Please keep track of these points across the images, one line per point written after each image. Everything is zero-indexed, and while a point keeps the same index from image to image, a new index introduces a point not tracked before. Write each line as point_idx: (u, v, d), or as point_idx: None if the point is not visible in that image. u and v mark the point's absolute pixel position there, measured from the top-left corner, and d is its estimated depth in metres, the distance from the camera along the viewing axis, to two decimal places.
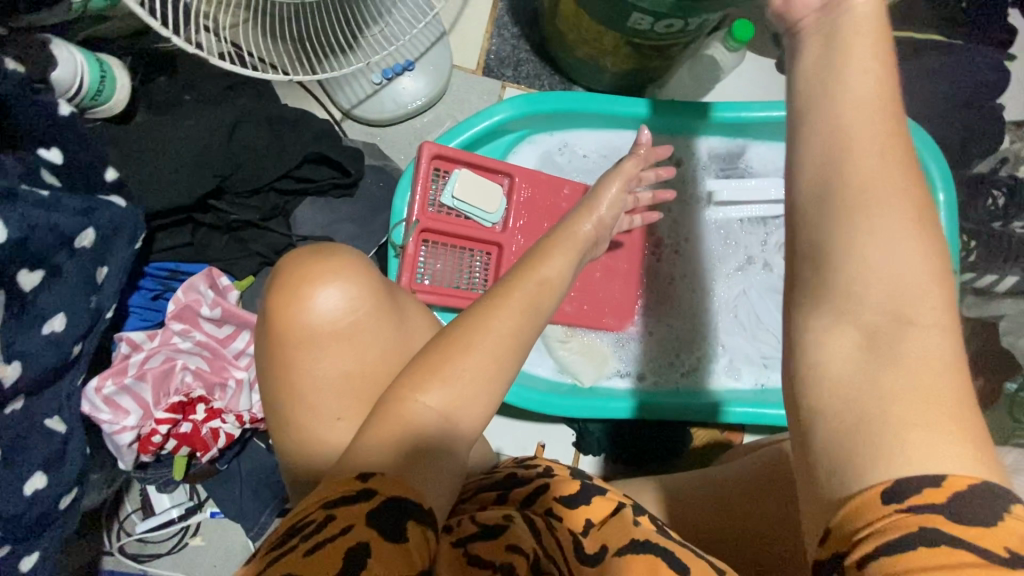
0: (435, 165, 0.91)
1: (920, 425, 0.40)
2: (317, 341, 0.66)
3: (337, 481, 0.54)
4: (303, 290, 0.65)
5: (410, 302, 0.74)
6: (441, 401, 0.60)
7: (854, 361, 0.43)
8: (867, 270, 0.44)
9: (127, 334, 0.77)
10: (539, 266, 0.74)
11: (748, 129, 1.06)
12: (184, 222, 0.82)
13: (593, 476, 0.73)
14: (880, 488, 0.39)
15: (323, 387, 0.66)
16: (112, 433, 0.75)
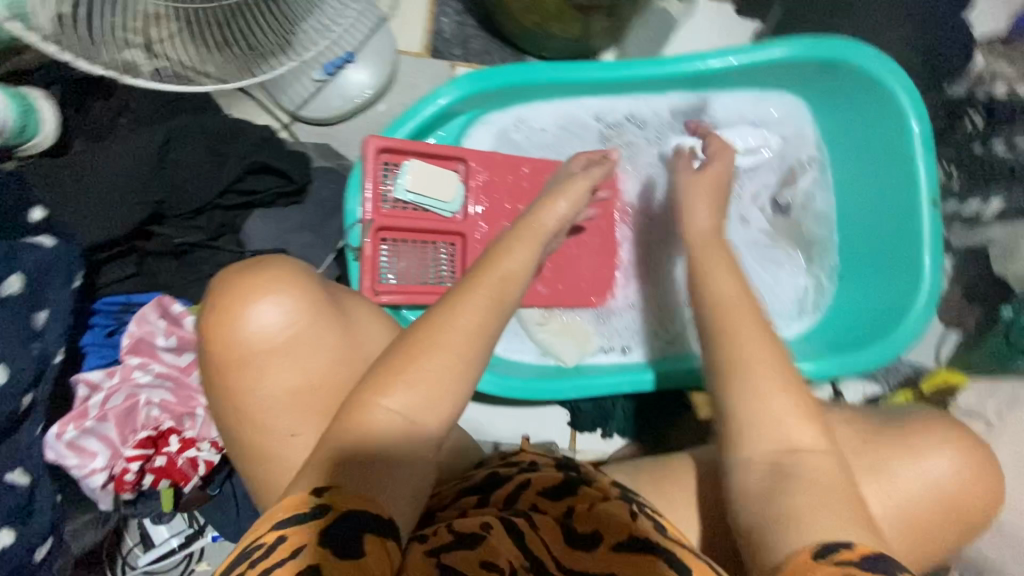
0: (384, 159, 0.87)
1: (822, 510, 0.53)
2: (260, 357, 0.65)
3: (288, 500, 0.53)
4: (237, 310, 0.65)
5: (359, 305, 0.73)
6: (406, 404, 0.57)
7: (765, 479, 0.57)
8: (760, 414, 0.60)
9: (83, 376, 0.75)
10: (502, 257, 0.71)
11: (708, 80, 1.01)
12: (129, 252, 0.79)
13: (578, 466, 0.73)
14: (807, 550, 0.50)
15: (273, 402, 0.65)
16: (82, 477, 0.73)
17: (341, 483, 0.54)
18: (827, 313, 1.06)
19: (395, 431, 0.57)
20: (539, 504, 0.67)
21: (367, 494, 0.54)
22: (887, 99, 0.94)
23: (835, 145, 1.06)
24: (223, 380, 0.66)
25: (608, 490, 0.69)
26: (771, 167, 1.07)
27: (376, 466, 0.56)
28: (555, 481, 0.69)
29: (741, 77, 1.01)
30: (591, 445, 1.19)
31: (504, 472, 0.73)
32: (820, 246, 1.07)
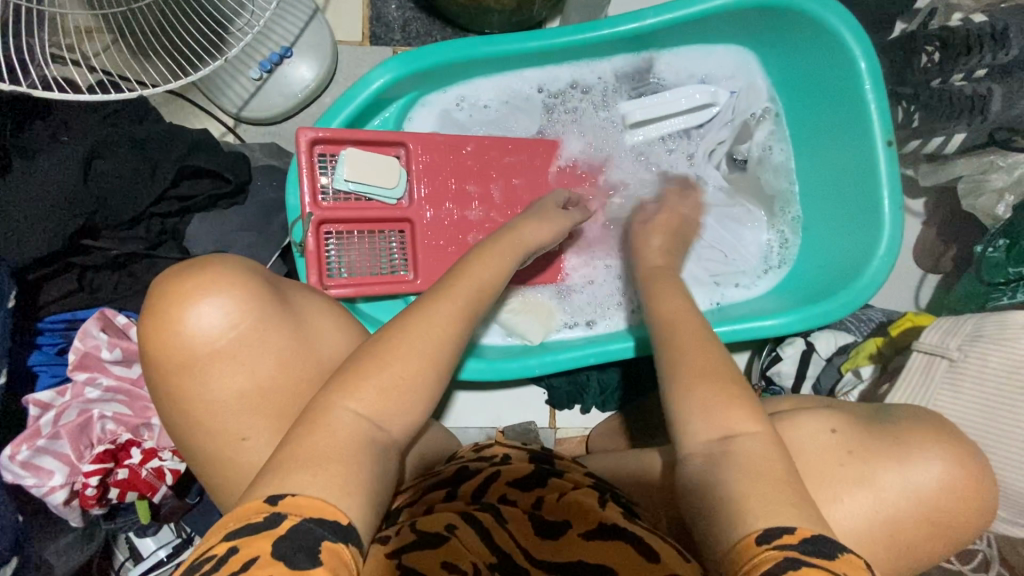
0: (319, 151, 0.86)
1: (761, 496, 0.51)
2: (205, 359, 0.64)
3: (244, 507, 0.49)
4: (179, 312, 0.63)
5: (308, 300, 0.72)
6: (369, 405, 0.57)
7: (702, 470, 0.56)
8: (702, 399, 0.59)
9: (33, 396, 0.74)
10: (467, 269, 0.72)
11: (650, 40, 0.98)
12: (69, 269, 0.78)
13: (547, 460, 0.76)
14: (752, 535, 0.49)
15: (222, 404, 0.64)
16: (43, 496, 0.73)
17: (302, 490, 0.50)
18: (793, 265, 1.04)
19: (359, 432, 0.56)
20: (508, 495, 0.68)
21: (330, 502, 0.50)
22: (834, 38, 0.91)
23: (788, 94, 1.03)
24: (170, 386, 0.65)
25: (581, 481, 0.71)
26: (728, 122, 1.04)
27: (344, 470, 0.53)
28: (530, 477, 0.70)
29: (684, 33, 0.98)
30: (571, 422, 1.20)
31: (474, 470, 0.72)
32: (781, 198, 1.05)
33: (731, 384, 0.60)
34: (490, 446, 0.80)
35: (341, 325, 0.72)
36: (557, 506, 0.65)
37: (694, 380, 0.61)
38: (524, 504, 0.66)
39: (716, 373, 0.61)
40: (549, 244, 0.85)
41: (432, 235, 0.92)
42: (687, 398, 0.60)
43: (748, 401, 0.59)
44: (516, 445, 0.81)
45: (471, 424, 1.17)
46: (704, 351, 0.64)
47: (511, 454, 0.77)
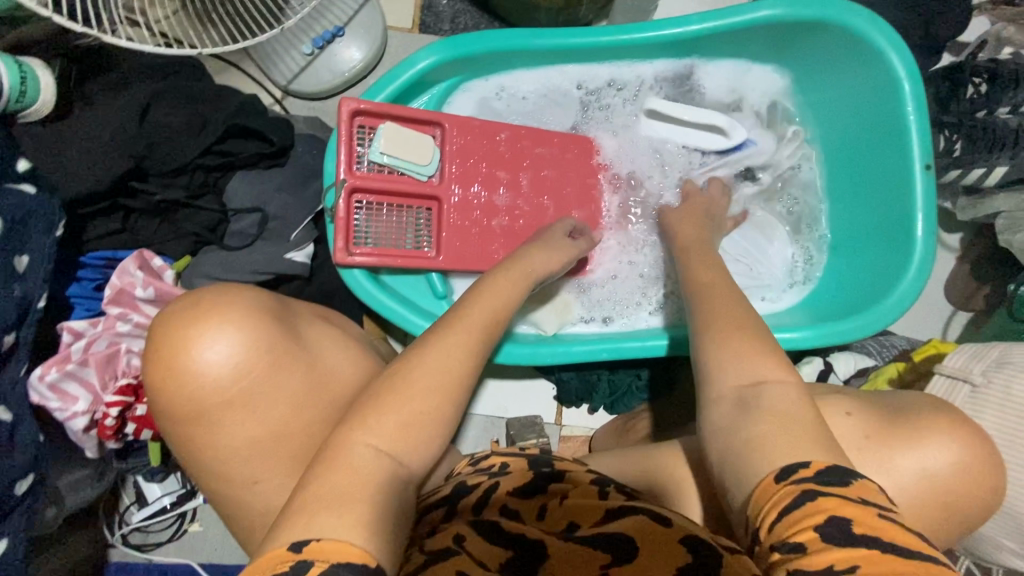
0: (359, 122, 0.89)
1: (774, 437, 0.50)
2: (214, 407, 0.60)
3: (264, 559, 0.49)
4: (183, 358, 0.58)
5: (318, 333, 0.68)
6: (387, 441, 0.59)
7: (732, 411, 0.54)
8: (731, 353, 0.57)
9: (68, 323, 0.78)
10: (475, 303, 0.73)
11: (692, 46, 0.99)
12: (115, 209, 0.82)
13: (550, 462, 0.72)
14: (772, 474, 0.47)
15: (235, 449, 0.61)
16: (64, 420, 0.76)
17: (322, 533, 0.50)
18: (815, 284, 1.04)
19: (381, 468, 0.57)
20: (509, 505, 0.65)
21: (353, 544, 0.50)
22: (880, 61, 0.91)
23: (823, 113, 1.03)
24: (177, 430, 0.61)
25: (580, 481, 0.69)
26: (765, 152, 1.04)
27: (365, 511, 0.53)
28: (526, 485, 0.68)
29: (728, 44, 0.99)
30: (577, 421, 1.20)
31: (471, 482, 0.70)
32: (809, 216, 1.05)
33: (764, 338, 0.58)
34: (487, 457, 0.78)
35: (351, 360, 0.69)
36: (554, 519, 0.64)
37: (726, 329, 0.60)
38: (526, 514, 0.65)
39: (747, 326, 0.60)
40: (556, 276, 0.86)
41: (458, 216, 0.94)
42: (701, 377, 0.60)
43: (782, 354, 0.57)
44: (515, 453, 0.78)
45: (478, 411, 1.18)
46: (732, 306, 0.63)
47: (510, 459, 0.73)
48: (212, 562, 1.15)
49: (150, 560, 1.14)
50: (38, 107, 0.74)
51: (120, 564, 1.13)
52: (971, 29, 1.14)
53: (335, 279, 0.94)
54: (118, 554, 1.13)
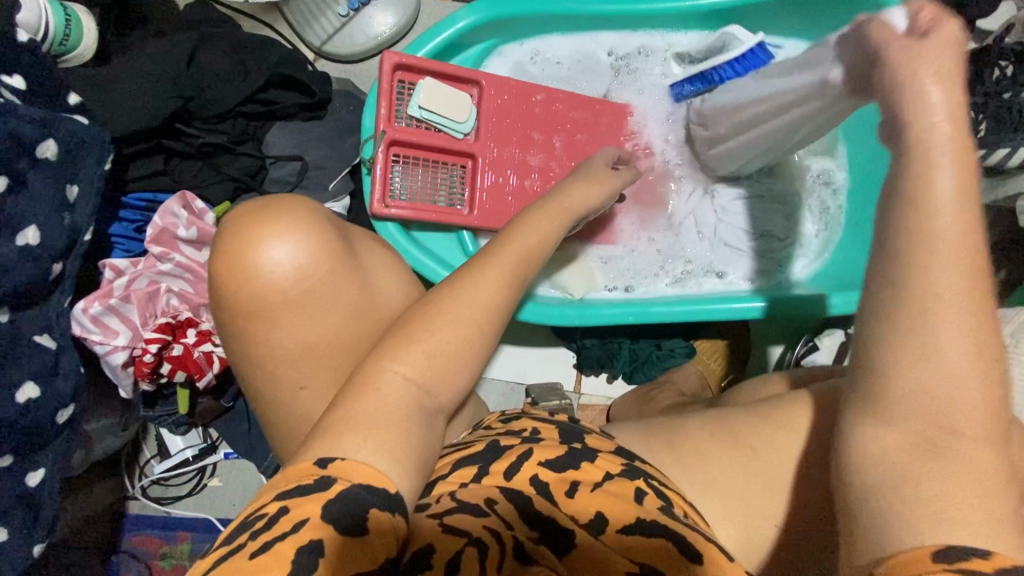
0: (399, 77, 0.91)
1: (956, 502, 0.44)
2: (275, 306, 0.62)
3: (293, 468, 0.53)
4: (251, 254, 0.61)
5: (373, 252, 0.70)
6: (416, 370, 0.60)
7: (913, 449, 0.46)
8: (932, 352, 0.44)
9: (110, 261, 0.80)
10: (512, 238, 0.71)
11: (728, 16, 1.01)
12: (158, 151, 0.83)
13: (585, 434, 0.67)
14: (930, 548, 0.43)
15: (286, 352, 0.64)
16: (104, 354, 0.77)
17: (349, 454, 0.53)
18: (833, 249, 1.04)
19: (410, 398, 0.58)
20: (540, 476, 0.61)
21: (379, 471, 0.53)
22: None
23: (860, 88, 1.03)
24: (235, 330, 0.64)
25: (612, 467, 0.62)
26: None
27: (397, 438, 0.55)
28: (561, 456, 0.62)
29: (764, 16, 1.01)
30: (595, 390, 1.20)
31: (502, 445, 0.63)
32: (833, 187, 1.06)
33: (984, 332, 0.44)
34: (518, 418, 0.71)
35: (401, 283, 0.71)
36: (580, 499, 0.59)
37: (945, 304, 0.44)
38: (555, 490, 0.60)
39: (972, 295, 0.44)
40: (596, 208, 0.84)
41: (492, 174, 0.95)
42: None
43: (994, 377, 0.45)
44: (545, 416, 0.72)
45: (499, 376, 1.19)
46: (968, 256, 0.44)
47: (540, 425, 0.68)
48: (229, 518, 1.15)
49: (168, 513, 1.15)
50: (81, 52, 0.78)
51: (139, 515, 1.15)
52: (997, 14, 1.15)
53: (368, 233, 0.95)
54: (137, 505, 1.15)
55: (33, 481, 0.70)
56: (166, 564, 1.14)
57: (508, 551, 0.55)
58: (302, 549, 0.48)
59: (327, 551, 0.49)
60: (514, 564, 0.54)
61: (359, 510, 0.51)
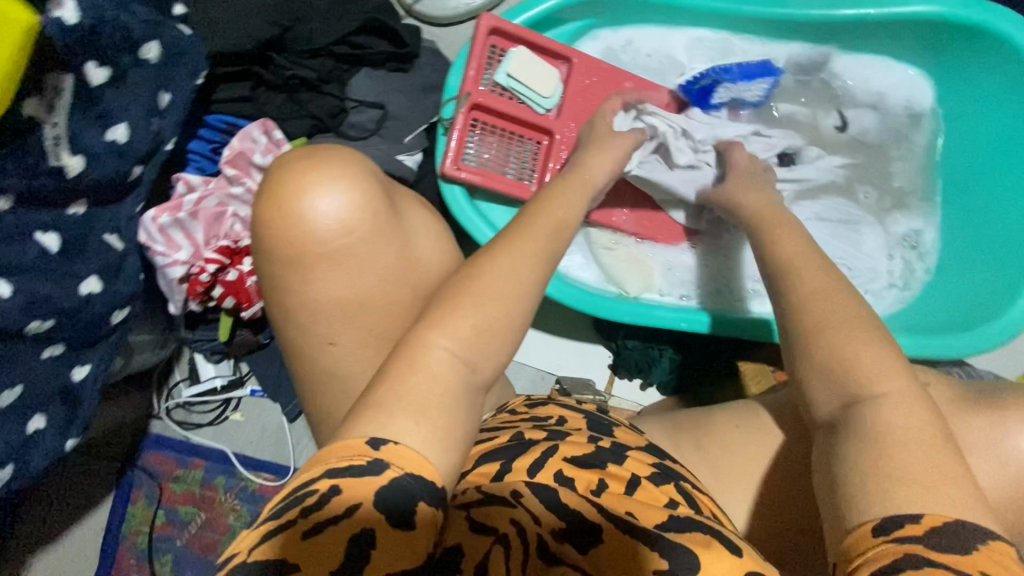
0: (492, 42, 0.90)
1: (913, 482, 0.49)
2: (314, 258, 0.64)
3: (343, 444, 0.50)
4: (300, 198, 0.63)
5: (416, 215, 0.73)
6: (462, 346, 0.56)
7: (851, 442, 0.54)
8: (840, 368, 0.56)
9: (184, 175, 0.81)
10: (538, 210, 0.68)
11: (839, 30, 0.95)
12: (246, 77, 0.84)
13: (603, 433, 0.72)
14: (870, 525, 0.49)
15: (344, 300, 0.66)
16: (164, 266, 0.77)
17: (401, 438, 0.50)
18: (911, 300, 0.98)
19: (455, 376, 0.55)
20: (564, 471, 0.63)
21: (426, 459, 0.51)
22: None
23: (954, 132, 1.00)
24: (297, 262, 0.65)
25: (641, 468, 0.65)
26: (875, 162, 1.02)
27: (444, 422, 0.53)
28: (588, 455, 0.65)
29: (874, 36, 0.96)
30: (626, 394, 1.16)
31: (527, 438, 0.67)
32: (916, 232, 1.00)
33: (874, 340, 0.57)
34: (545, 405, 0.78)
35: (447, 254, 0.74)
36: (609, 500, 0.61)
37: (835, 340, 0.58)
38: (580, 485, 0.62)
39: (854, 327, 0.58)
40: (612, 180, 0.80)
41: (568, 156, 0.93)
42: (799, 328, 0.59)
43: (898, 379, 0.55)
44: (572, 405, 0.79)
45: (530, 362, 1.17)
46: (831, 300, 0.60)
47: (567, 416, 0.76)
48: (245, 454, 1.17)
49: (187, 438, 1.17)
50: None
51: (159, 436, 1.17)
52: None
53: (432, 195, 0.93)
54: (159, 425, 1.18)
55: (77, 375, 0.70)
56: (178, 488, 1.17)
57: (532, 551, 0.56)
58: (352, 538, 0.47)
59: (377, 542, 0.48)
60: (540, 562, 0.56)
61: (410, 498, 0.49)
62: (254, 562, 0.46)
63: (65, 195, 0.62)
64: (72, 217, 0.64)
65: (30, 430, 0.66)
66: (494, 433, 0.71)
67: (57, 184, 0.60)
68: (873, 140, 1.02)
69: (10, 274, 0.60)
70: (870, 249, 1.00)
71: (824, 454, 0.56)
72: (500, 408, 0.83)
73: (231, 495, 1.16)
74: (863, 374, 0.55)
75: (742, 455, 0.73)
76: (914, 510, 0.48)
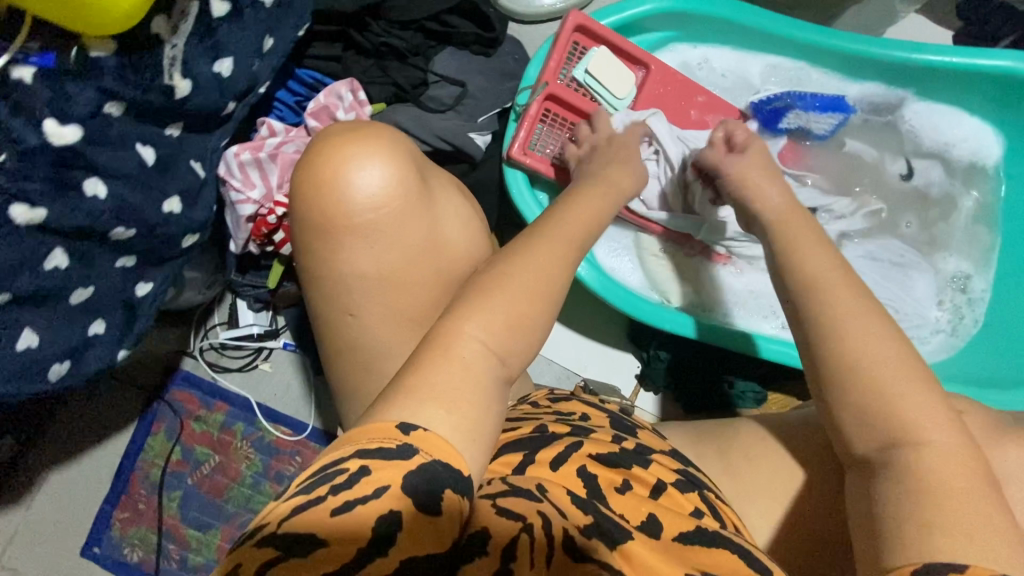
0: (575, 38, 0.92)
1: (961, 528, 0.49)
2: (339, 228, 0.66)
3: (372, 426, 0.50)
4: (341, 169, 0.65)
5: (449, 197, 0.75)
6: (493, 339, 0.57)
7: (890, 481, 0.54)
8: (890, 397, 0.56)
9: (269, 120, 0.85)
10: (561, 214, 0.70)
11: (917, 76, 0.96)
12: (340, 39, 0.88)
13: (626, 434, 0.72)
14: (909, 568, 0.49)
15: (394, 263, 0.68)
16: (236, 202, 0.81)
17: (431, 425, 0.51)
18: (955, 350, 0.97)
19: (489, 368, 0.57)
20: (586, 467, 0.64)
21: (453, 446, 0.51)
22: None
23: (1017, 187, 0.99)
24: (359, 220, 0.66)
25: (665, 474, 0.66)
26: (930, 206, 1.02)
27: (472, 414, 0.53)
28: (611, 453, 0.66)
29: (952, 86, 0.96)
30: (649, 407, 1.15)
31: (551, 431, 0.68)
32: (967, 280, 0.99)
33: (925, 373, 0.57)
34: (567, 401, 0.79)
35: (472, 239, 0.76)
36: (629, 501, 0.62)
37: (890, 363, 0.57)
38: (606, 487, 0.63)
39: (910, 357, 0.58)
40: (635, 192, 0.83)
41: None
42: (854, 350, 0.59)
43: (939, 412, 0.55)
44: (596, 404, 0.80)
45: (557, 359, 1.17)
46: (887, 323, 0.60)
47: (590, 414, 0.76)
48: (268, 405, 1.20)
49: (215, 380, 1.20)
50: None
51: (188, 374, 1.20)
52: None
53: (494, 176, 0.96)
54: (191, 364, 1.20)
55: (141, 290, 0.73)
56: (198, 427, 1.19)
57: (557, 546, 0.52)
58: (380, 520, 0.46)
59: (404, 527, 0.46)
60: (564, 556, 0.52)
61: (436, 484, 0.48)
62: (282, 535, 0.45)
63: (165, 116, 0.65)
64: (167, 138, 0.67)
65: (90, 332, 0.68)
66: (517, 424, 0.71)
67: (165, 102, 0.63)
68: (933, 193, 1.01)
69: (107, 177, 0.61)
70: (919, 293, 0.99)
71: (862, 495, 0.57)
72: (521, 399, 0.83)
73: (246, 442, 1.19)
74: (917, 408, 0.55)
75: (771, 470, 0.72)
76: (960, 560, 0.48)
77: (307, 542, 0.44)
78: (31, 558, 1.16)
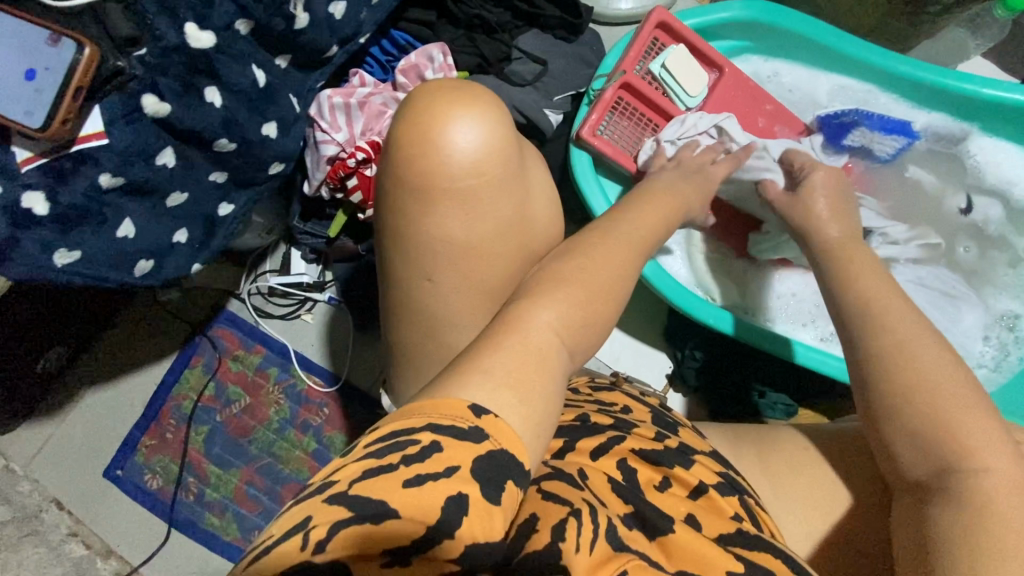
0: (656, 34, 0.96)
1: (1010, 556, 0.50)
2: (439, 191, 0.64)
3: (443, 400, 0.44)
4: (439, 133, 0.62)
5: (542, 173, 0.72)
6: (563, 320, 0.54)
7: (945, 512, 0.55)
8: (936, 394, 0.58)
9: (361, 71, 0.91)
10: (640, 212, 0.70)
11: (985, 110, 0.98)
12: (435, 8, 0.93)
13: (667, 425, 0.73)
14: None
15: (470, 236, 0.66)
16: (320, 142, 0.86)
17: (502, 412, 0.45)
18: (996, 386, 0.97)
19: (557, 354, 0.53)
20: (627, 461, 0.64)
21: (520, 437, 0.45)
22: None
23: None
24: (441, 181, 0.63)
25: (707, 478, 0.65)
26: (987, 241, 1.02)
27: (543, 406, 0.48)
28: (651, 450, 0.65)
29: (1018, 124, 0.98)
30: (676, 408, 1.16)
31: (593, 422, 0.67)
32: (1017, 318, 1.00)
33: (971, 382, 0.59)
34: (608, 392, 0.78)
35: (552, 212, 0.74)
36: (669, 500, 0.62)
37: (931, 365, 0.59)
38: (644, 482, 0.63)
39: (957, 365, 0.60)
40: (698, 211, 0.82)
41: None
42: (905, 349, 0.61)
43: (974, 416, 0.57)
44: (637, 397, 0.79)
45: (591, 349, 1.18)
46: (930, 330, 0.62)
47: (633, 407, 0.74)
48: (304, 355, 1.23)
49: (256, 324, 1.23)
50: None
51: (231, 314, 1.24)
52: None
53: (558, 154, 1.00)
54: (236, 306, 1.25)
55: (223, 210, 0.77)
56: (234, 366, 1.23)
57: (601, 533, 0.49)
58: (448, 503, 0.40)
59: (469, 512, 0.41)
60: (605, 547, 0.49)
61: (501, 475, 0.43)
62: (352, 496, 0.40)
63: (280, 46, 0.70)
64: (276, 67, 0.72)
65: (174, 239, 0.71)
66: None
67: (285, 29, 0.68)
68: (992, 231, 1.01)
69: (223, 89, 0.65)
70: (967, 326, 0.99)
71: (913, 514, 0.58)
72: None
73: (279, 388, 1.22)
74: (971, 426, 0.56)
75: (806, 474, 0.73)
76: None
77: (381, 512, 0.39)
78: (57, 470, 1.19)
